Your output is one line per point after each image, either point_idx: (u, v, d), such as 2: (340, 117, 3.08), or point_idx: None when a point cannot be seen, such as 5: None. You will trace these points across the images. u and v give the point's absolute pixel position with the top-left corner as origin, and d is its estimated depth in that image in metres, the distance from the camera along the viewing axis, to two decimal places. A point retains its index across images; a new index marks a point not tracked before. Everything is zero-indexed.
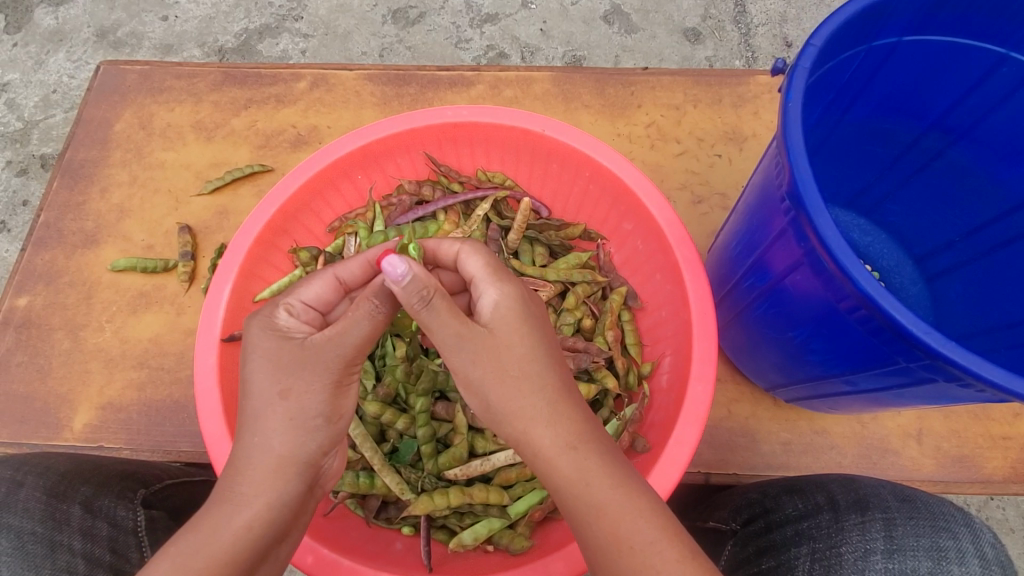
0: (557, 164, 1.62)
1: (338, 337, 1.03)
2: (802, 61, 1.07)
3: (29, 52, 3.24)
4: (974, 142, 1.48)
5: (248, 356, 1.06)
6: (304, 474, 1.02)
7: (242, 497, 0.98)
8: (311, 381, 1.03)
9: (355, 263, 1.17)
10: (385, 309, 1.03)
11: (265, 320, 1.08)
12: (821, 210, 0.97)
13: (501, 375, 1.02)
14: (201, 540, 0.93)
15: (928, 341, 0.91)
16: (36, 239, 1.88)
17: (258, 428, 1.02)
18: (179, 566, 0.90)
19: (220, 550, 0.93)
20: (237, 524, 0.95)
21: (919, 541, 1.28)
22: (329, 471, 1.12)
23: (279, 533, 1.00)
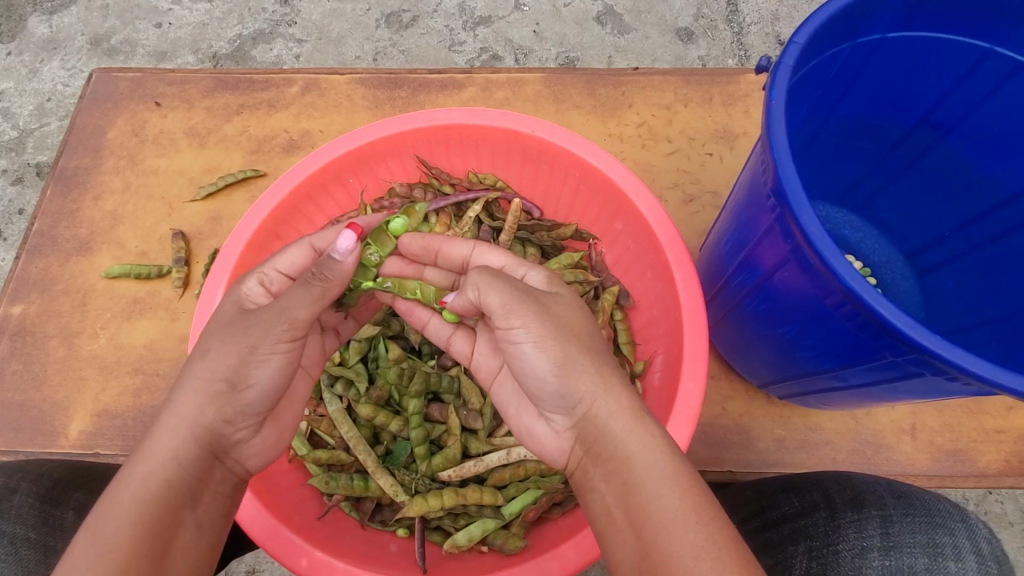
0: (547, 165, 1.63)
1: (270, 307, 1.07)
2: (786, 59, 1.08)
3: (24, 60, 3.25)
4: (962, 137, 1.49)
5: (208, 318, 1.13)
6: (203, 439, 1.03)
7: (147, 453, 1.00)
8: (229, 345, 1.05)
9: (333, 233, 1.22)
10: (325, 278, 1.08)
11: (232, 288, 1.16)
12: (805, 207, 0.97)
13: (576, 331, 1.06)
14: (109, 505, 0.95)
15: (914, 336, 0.92)
16: (30, 248, 1.89)
17: (180, 389, 1.05)
18: (89, 531, 0.93)
19: (125, 510, 0.95)
20: (136, 482, 0.97)
21: (915, 538, 1.29)
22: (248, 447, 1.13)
23: (185, 499, 1.00)
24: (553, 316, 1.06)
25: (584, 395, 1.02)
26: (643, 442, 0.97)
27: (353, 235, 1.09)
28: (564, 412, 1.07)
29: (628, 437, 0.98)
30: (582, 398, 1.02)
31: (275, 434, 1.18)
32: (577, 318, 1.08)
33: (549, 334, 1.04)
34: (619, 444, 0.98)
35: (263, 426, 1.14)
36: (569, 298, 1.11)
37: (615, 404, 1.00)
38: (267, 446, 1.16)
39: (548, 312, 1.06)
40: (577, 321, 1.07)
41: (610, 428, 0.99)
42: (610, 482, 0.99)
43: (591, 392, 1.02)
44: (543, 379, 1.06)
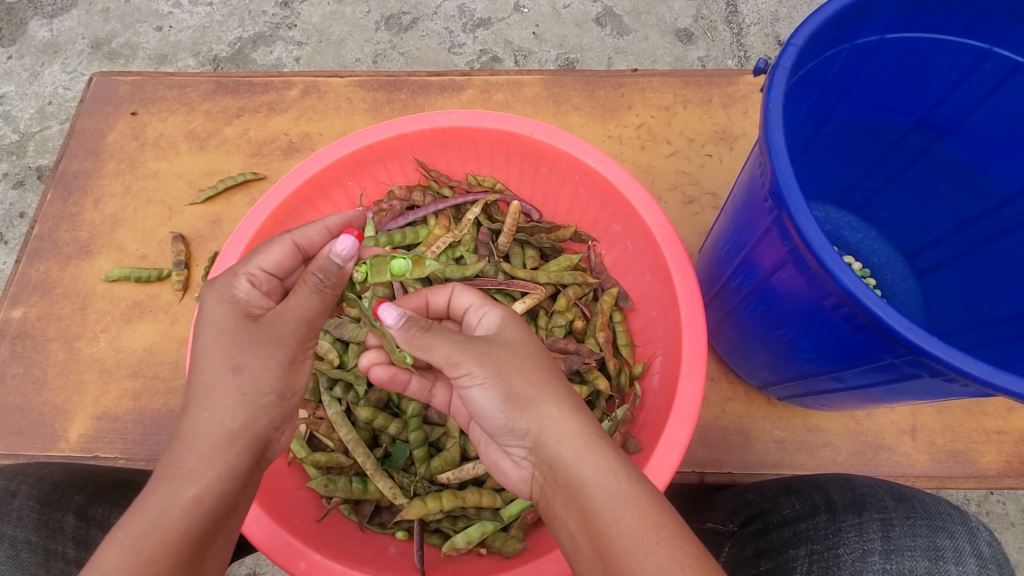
0: (545, 167, 1.63)
1: (294, 316, 1.08)
2: (783, 61, 1.08)
3: (25, 64, 3.26)
4: (961, 137, 1.48)
5: (201, 327, 1.08)
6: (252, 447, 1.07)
7: (193, 471, 1.00)
8: (265, 358, 1.07)
9: (315, 230, 1.21)
10: (334, 285, 1.09)
11: (221, 292, 1.09)
12: (803, 209, 0.97)
13: (523, 367, 1.05)
14: (148, 520, 0.95)
15: (911, 338, 0.91)
16: (31, 251, 1.89)
17: (209, 404, 1.05)
18: (130, 548, 0.92)
19: (169, 520, 0.95)
20: (187, 497, 0.98)
21: (915, 541, 1.29)
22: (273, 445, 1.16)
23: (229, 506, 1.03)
24: (494, 355, 1.05)
25: (530, 429, 1.03)
26: (594, 465, 0.97)
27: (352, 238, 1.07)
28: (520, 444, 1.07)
29: (574, 466, 0.98)
30: (530, 429, 1.03)
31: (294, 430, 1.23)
32: (523, 355, 1.07)
33: (494, 377, 1.04)
34: (568, 472, 0.98)
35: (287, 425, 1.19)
36: (515, 335, 1.10)
37: (563, 430, 1.01)
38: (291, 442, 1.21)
39: (491, 354, 1.05)
40: (526, 361, 1.07)
41: (559, 455, 0.99)
42: (569, 507, 0.98)
43: (538, 423, 1.02)
44: (492, 416, 1.07)
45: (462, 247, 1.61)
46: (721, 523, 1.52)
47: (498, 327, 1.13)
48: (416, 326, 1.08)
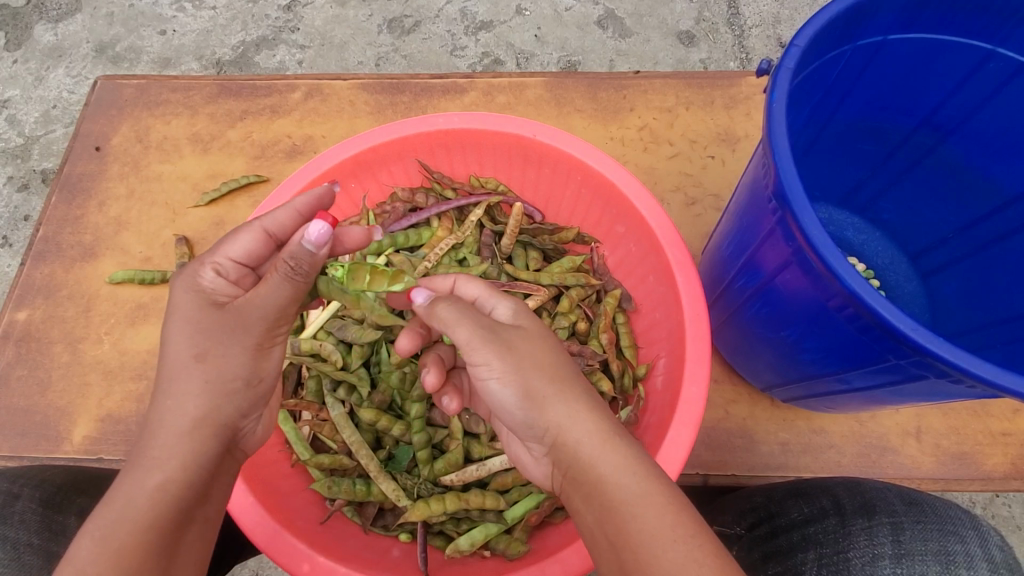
0: (549, 169, 1.63)
1: (260, 303, 1.06)
2: (786, 62, 1.08)
3: (29, 68, 3.28)
4: (965, 138, 1.48)
5: (170, 312, 1.10)
6: (225, 435, 1.08)
7: (162, 461, 1.00)
8: (230, 345, 1.07)
9: (282, 213, 1.18)
10: (306, 271, 1.06)
11: (189, 280, 1.11)
12: (806, 209, 0.97)
13: (540, 362, 1.04)
14: (116, 511, 0.94)
15: (916, 338, 0.91)
16: (35, 254, 1.90)
17: (173, 392, 1.04)
18: (100, 540, 0.92)
19: (138, 511, 0.95)
20: (154, 487, 0.97)
21: (926, 545, 1.28)
22: (249, 435, 1.18)
23: (203, 496, 1.04)
24: (516, 350, 1.04)
25: (550, 427, 1.02)
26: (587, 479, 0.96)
27: (322, 222, 1.05)
28: (537, 439, 1.08)
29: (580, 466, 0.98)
30: None
31: (270, 416, 1.24)
32: (540, 352, 1.06)
33: (510, 371, 1.03)
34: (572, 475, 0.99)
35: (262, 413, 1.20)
36: (531, 329, 1.10)
37: (581, 431, 1.00)
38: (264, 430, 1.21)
39: (510, 348, 1.04)
40: (544, 357, 1.06)
41: (579, 455, 0.99)
42: (586, 504, 0.99)
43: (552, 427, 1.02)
44: (511, 411, 1.07)
45: (465, 249, 1.61)
46: (727, 526, 1.50)
47: (513, 318, 1.11)
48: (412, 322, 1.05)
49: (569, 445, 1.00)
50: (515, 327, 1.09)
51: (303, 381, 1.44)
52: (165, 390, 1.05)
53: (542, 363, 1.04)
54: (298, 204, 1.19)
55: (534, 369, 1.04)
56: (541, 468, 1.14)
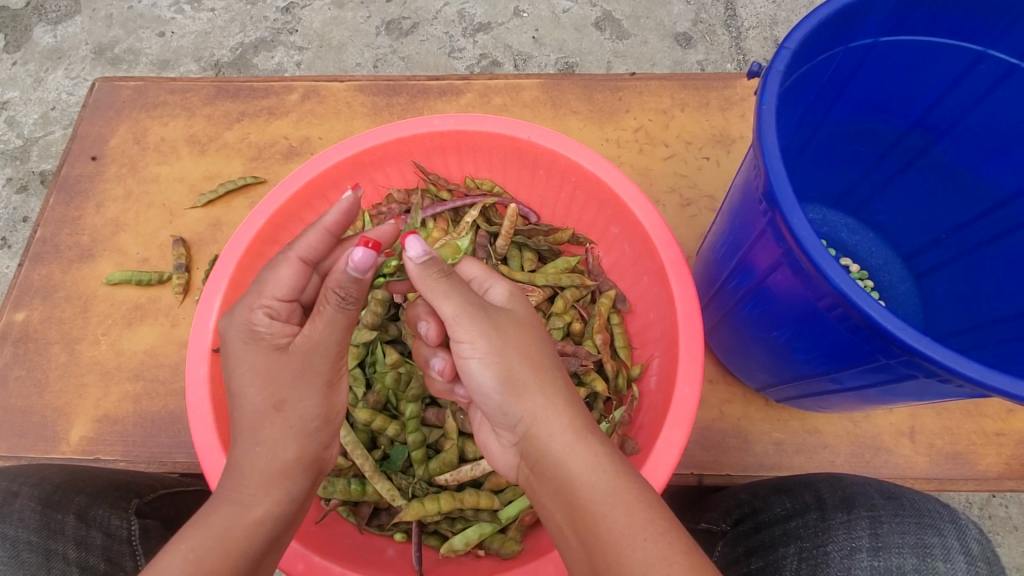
0: (544, 170, 1.64)
1: (321, 343, 1.05)
2: (775, 64, 1.09)
3: (29, 70, 3.28)
4: (956, 139, 1.49)
5: (231, 364, 1.06)
6: (310, 466, 1.11)
7: (253, 493, 1.04)
8: (302, 387, 1.06)
9: (314, 237, 1.09)
10: (356, 299, 1.02)
11: (244, 330, 1.05)
12: (796, 210, 0.98)
13: (524, 347, 1.05)
14: (215, 536, 0.98)
15: (903, 338, 0.92)
16: (32, 255, 1.91)
17: (253, 436, 1.06)
18: (195, 563, 0.95)
19: (236, 540, 0.99)
20: (249, 519, 1.02)
21: (904, 539, 1.28)
22: (325, 462, 1.20)
23: (287, 524, 1.07)
24: (501, 332, 1.04)
25: (524, 417, 1.03)
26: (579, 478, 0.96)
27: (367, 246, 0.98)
28: (509, 428, 1.07)
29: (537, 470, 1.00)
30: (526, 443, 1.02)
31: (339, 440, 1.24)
32: (528, 339, 1.07)
33: (494, 352, 1.03)
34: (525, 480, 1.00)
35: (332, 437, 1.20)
36: (521, 316, 1.10)
37: (555, 426, 1.02)
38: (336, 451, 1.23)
39: (499, 329, 1.04)
40: (530, 341, 1.07)
41: (550, 451, 1.01)
42: (556, 499, 1.01)
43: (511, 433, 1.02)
44: (487, 395, 1.06)
45: None
46: (713, 522, 1.50)
47: (506, 302, 1.13)
48: (437, 270, 1.02)
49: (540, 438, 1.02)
50: (506, 309, 1.10)
51: None
52: (243, 430, 1.07)
53: (526, 348, 1.05)
54: (328, 222, 1.10)
55: (524, 351, 1.05)
56: (509, 458, 1.14)
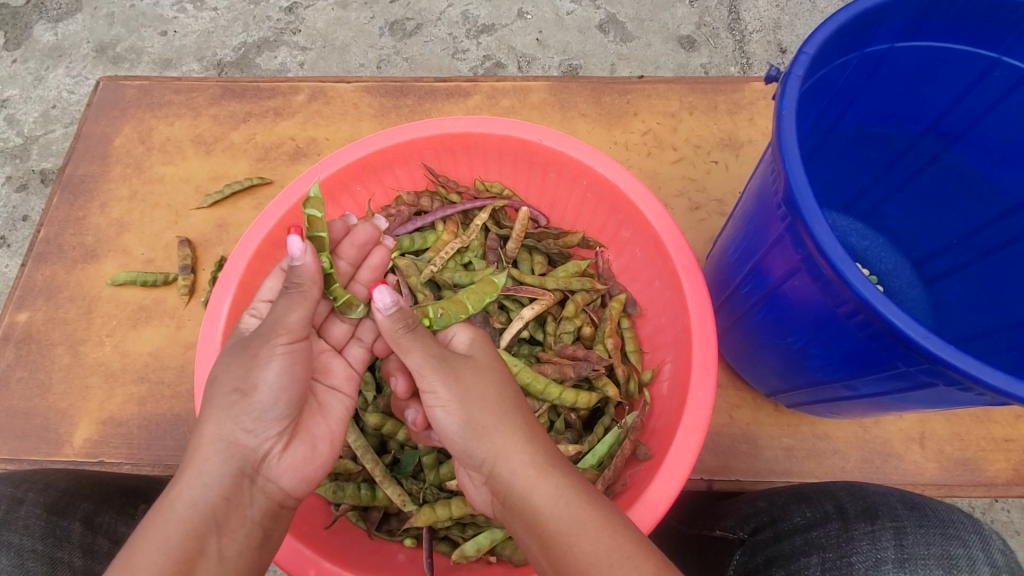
0: (554, 173, 1.63)
1: (276, 321, 1.07)
2: (795, 69, 1.09)
3: (29, 67, 3.26)
4: (970, 145, 1.49)
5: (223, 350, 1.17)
6: (231, 453, 1.03)
7: (185, 471, 1.01)
8: (249, 369, 1.05)
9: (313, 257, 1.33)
10: (303, 283, 1.08)
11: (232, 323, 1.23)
12: (817, 216, 0.97)
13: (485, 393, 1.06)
14: (156, 519, 0.97)
15: (927, 346, 0.91)
16: (36, 255, 1.89)
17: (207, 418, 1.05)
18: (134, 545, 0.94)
19: (167, 526, 0.96)
20: (179, 502, 0.98)
21: (929, 549, 1.26)
22: (285, 464, 1.09)
23: (210, 523, 0.99)
24: (461, 380, 1.06)
25: (487, 456, 1.04)
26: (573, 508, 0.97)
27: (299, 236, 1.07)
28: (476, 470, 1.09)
29: (534, 492, 0.99)
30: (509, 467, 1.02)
31: (303, 451, 1.12)
32: (487, 385, 1.07)
33: (455, 401, 1.05)
34: (526, 500, 0.99)
35: (292, 443, 1.11)
36: (482, 361, 1.12)
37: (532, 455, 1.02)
38: (302, 463, 1.12)
39: (457, 376, 1.06)
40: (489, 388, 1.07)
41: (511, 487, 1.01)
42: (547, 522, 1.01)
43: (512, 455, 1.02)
44: (452, 438, 1.08)
45: (470, 253, 1.61)
46: (731, 531, 1.49)
47: (467, 350, 1.14)
48: (402, 323, 1.05)
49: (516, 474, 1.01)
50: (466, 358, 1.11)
51: None
52: (206, 413, 1.05)
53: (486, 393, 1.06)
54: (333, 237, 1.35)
55: (484, 399, 1.06)
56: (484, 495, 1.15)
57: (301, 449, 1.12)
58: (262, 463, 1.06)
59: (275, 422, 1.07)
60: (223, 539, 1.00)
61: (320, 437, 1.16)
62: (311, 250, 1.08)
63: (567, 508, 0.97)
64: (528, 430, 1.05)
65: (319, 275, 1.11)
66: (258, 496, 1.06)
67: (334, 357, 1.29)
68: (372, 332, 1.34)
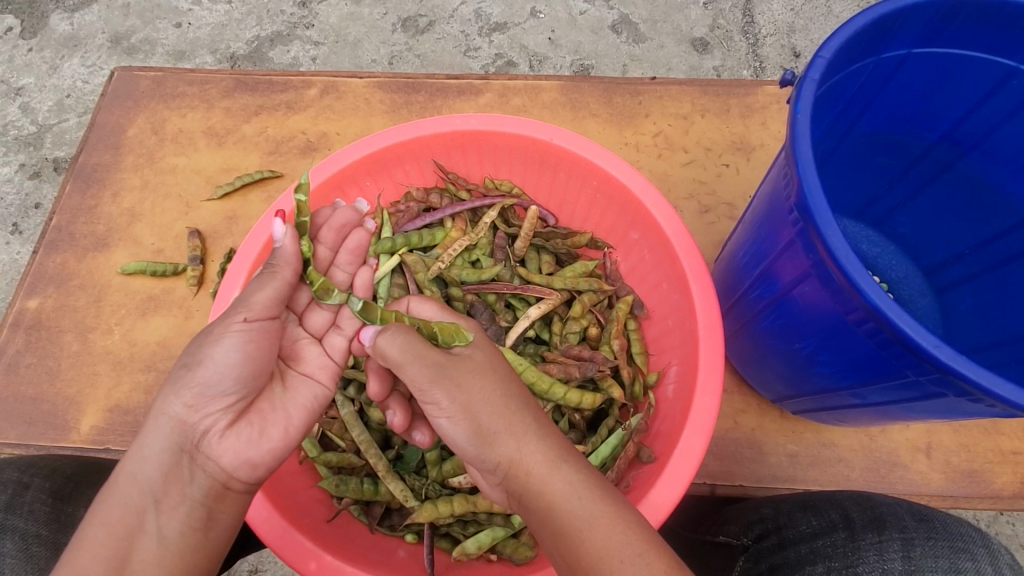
0: (564, 173, 1.62)
1: (241, 301, 1.12)
2: (810, 73, 1.08)
3: (44, 56, 3.29)
4: (984, 155, 1.47)
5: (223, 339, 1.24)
6: (170, 428, 1.02)
7: (135, 445, 1.03)
8: (203, 345, 1.07)
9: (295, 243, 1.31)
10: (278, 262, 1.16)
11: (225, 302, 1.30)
12: (830, 222, 0.97)
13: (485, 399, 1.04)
14: (106, 491, 1.02)
15: (938, 355, 0.91)
16: (47, 242, 1.90)
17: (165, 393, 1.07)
18: (91, 513, 1.01)
19: (110, 499, 1.00)
20: (121, 475, 1.01)
21: (937, 562, 1.26)
22: (223, 447, 1.05)
23: (147, 500, 1.00)
24: (461, 391, 1.04)
25: (501, 462, 1.03)
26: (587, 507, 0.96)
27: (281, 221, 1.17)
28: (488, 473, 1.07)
29: (551, 488, 0.99)
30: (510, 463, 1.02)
31: (247, 432, 1.07)
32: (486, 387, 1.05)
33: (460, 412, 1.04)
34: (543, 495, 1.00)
35: (238, 423, 1.07)
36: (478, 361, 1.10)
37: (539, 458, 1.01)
38: (245, 446, 1.06)
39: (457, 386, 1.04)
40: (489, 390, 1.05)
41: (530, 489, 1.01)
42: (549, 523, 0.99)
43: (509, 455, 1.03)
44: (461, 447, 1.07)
45: (478, 251, 1.61)
46: (736, 536, 1.49)
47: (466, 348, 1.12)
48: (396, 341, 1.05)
49: (520, 477, 1.02)
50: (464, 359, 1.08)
51: None
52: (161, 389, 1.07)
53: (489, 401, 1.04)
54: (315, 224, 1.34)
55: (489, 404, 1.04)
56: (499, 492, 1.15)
57: (249, 432, 1.07)
58: (201, 442, 1.04)
59: (221, 399, 1.05)
60: (162, 517, 1.01)
61: (274, 421, 1.11)
62: (293, 232, 1.16)
63: (574, 505, 0.98)
64: (531, 429, 1.05)
65: (296, 258, 1.18)
66: (199, 475, 1.04)
67: (312, 344, 1.27)
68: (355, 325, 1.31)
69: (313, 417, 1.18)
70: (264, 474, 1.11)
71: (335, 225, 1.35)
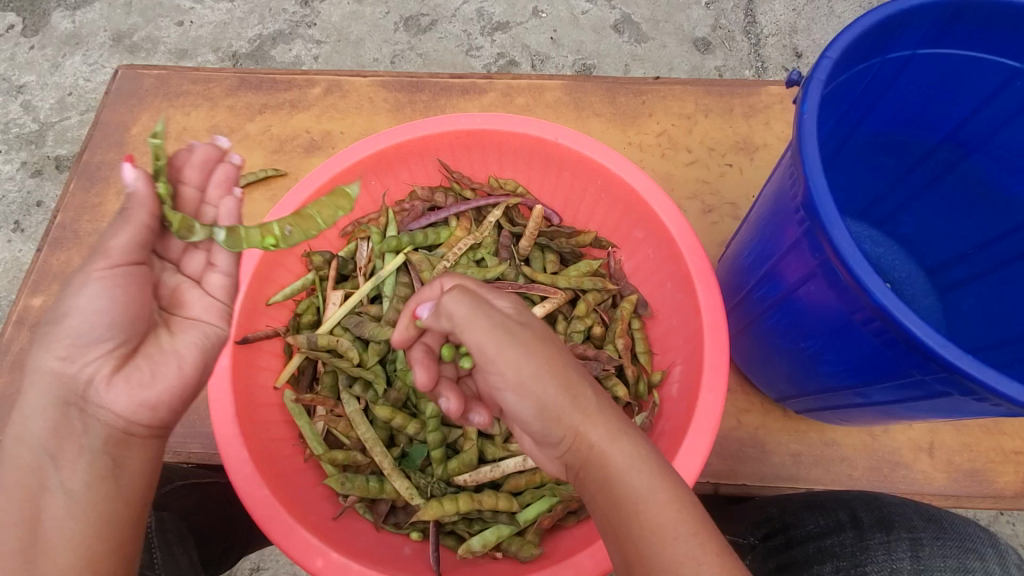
0: (568, 172, 1.63)
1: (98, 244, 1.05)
2: (816, 74, 1.08)
3: (46, 54, 3.29)
4: (988, 155, 1.48)
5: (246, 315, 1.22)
6: (48, 381, 1.00)
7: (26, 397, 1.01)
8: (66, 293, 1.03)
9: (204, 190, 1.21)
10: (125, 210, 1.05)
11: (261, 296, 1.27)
12: (836, 221, 0.97)
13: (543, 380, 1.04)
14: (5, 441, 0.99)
15: (944, 354, 0.91)
16: (51, 240, 1.91)
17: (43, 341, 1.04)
18: None
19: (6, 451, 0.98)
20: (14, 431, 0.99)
21: (945, 561, 1.39)
22: (113, 396, 1.01)
23: (42, 458, 0.97)
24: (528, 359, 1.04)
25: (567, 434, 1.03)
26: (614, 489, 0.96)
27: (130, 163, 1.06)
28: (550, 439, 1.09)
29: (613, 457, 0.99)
30: None
31: (136, 376, 1.03)
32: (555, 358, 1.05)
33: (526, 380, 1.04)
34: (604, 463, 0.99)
35: (124, 367, 1.03)
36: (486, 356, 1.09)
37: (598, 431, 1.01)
38: (136, 390, 1.03)
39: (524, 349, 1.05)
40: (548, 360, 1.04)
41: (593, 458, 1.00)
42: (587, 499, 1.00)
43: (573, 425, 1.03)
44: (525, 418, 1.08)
45: (483, 249, 1.62)
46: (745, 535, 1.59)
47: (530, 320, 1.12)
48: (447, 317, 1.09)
49: (581, 447, 1.02)
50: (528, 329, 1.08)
51: (320, 376, 1.49)
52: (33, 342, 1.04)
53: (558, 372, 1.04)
54: (178, 160, 1.20)
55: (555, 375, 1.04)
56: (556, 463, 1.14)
57: (136, 379, 1.03)
58: (89, 392, 1.00)
59: (96, 346, 1.01)
60: (63, 474, 0.97)
61: (166, 368, 1.07)
62: (147, 177, 1.05)
63: None
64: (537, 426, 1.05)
65: (153, 202, 1.07)
66: (95, 425, 1.01)
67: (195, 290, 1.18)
68: (231, 260, 1.21)
69: (208, 356, 1.13)
70: (161, 423, 1.07)
71: (192, 162, 1.20)
